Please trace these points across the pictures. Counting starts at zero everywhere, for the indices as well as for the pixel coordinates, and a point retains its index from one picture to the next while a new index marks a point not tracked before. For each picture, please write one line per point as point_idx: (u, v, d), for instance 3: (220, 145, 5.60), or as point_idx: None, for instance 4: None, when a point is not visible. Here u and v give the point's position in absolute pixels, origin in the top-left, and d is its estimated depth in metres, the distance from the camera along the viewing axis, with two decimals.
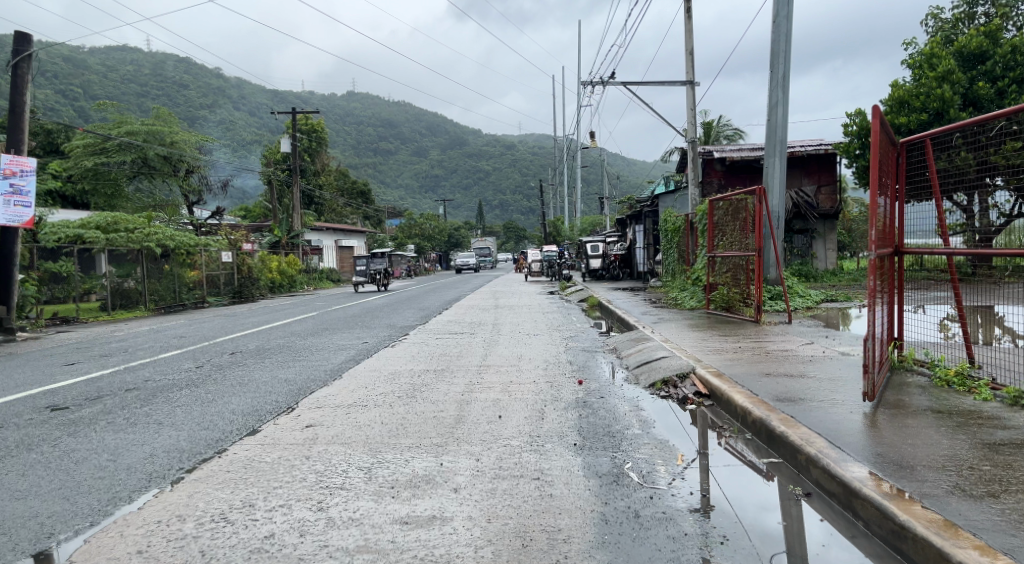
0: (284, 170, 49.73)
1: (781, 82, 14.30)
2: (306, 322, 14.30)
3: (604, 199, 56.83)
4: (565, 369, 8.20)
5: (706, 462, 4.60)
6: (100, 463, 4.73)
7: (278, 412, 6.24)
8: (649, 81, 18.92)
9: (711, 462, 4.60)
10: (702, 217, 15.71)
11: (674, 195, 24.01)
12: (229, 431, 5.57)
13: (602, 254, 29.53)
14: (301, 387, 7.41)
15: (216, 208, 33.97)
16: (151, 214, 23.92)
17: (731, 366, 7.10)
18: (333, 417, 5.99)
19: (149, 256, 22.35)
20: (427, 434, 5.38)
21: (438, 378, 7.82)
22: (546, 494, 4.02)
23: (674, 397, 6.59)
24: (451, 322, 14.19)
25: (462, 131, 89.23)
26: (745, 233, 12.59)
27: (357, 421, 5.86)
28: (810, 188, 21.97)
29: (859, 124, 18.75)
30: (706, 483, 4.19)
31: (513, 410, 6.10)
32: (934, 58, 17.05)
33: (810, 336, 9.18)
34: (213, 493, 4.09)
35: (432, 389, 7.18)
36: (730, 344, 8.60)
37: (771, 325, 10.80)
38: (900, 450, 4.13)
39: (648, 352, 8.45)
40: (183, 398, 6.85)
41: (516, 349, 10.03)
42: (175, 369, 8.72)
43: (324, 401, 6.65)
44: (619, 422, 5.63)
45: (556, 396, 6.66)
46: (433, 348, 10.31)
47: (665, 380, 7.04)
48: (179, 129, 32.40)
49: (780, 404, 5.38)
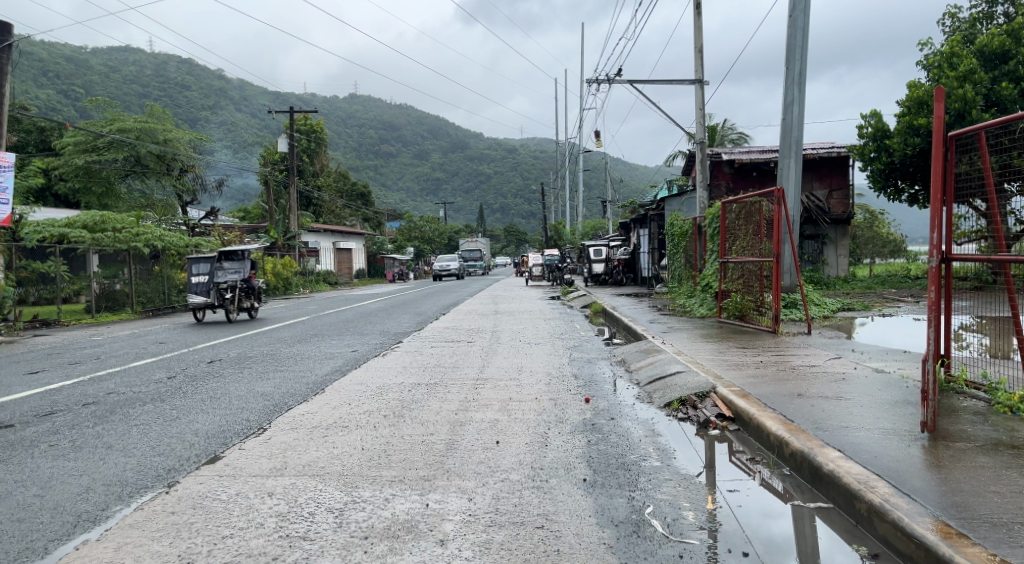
0: (282, 170, 48.96)
1: (798, 79, 13.63)
2: (295, 327, 13.56)
3: (606, 203, 56.09)
4: (569, 384, 7.47)
5: (713, 474, 4.43)
6: (22, 501, 3.99)
7: (246, 434, 5.50)
8: (657, 80, 18.27)
9: (718, 476, 4.38)
10: (711, 220, 14.97)
11: (681, 199, 23.24)
12: (187, 458, 4.84)
13: (605, 259, 28.76)
14: (277, 404, 6.66)
15: (211, 208, 33.25)
16: (140, 213, 23.14)
17: (756, 385, 6.31)
18: (309, 442, 5.26)
19: (137, 257, 21.57)
20: (416, 465, 4.66)
21: (431, 393, 7.09)
22: (553, 549, 3.31)
23: (694, 419, 5.83)
24: (448, 329, 13.44)
25: (463, 135, 88.68)
26: (761, 238, 11.86)
27: (336, 446, 5.13)
28: (821, 192, 21.41)
29: (874, 125, 17.98)
30: (743, 534, 3.48)
31: (513, 436, 5.37)
32: (953, 58, 16.42)
33: (836, 350, 8.46)
34: (146, 544, 3.37)
35: (423, 407, 6.45)
36: (750, 358, 7.89)
37: (789, 337, 10.06)
38: (985, 495, 3.39)
39: (660, 367, 7.72)
40: (143, 416, 6.12)
41: (517, 360, 9.30)
42: (145, 381, 7.97)
43: (302, 422, 5.92)
44: (635, 451, 4.88)
45: (561, 417, 5.94)
46: (427, 358, 9.55)
47: (682, 399, 6.31)
48: (173, 127, 31.75)
49: (824, 432, 4.63)
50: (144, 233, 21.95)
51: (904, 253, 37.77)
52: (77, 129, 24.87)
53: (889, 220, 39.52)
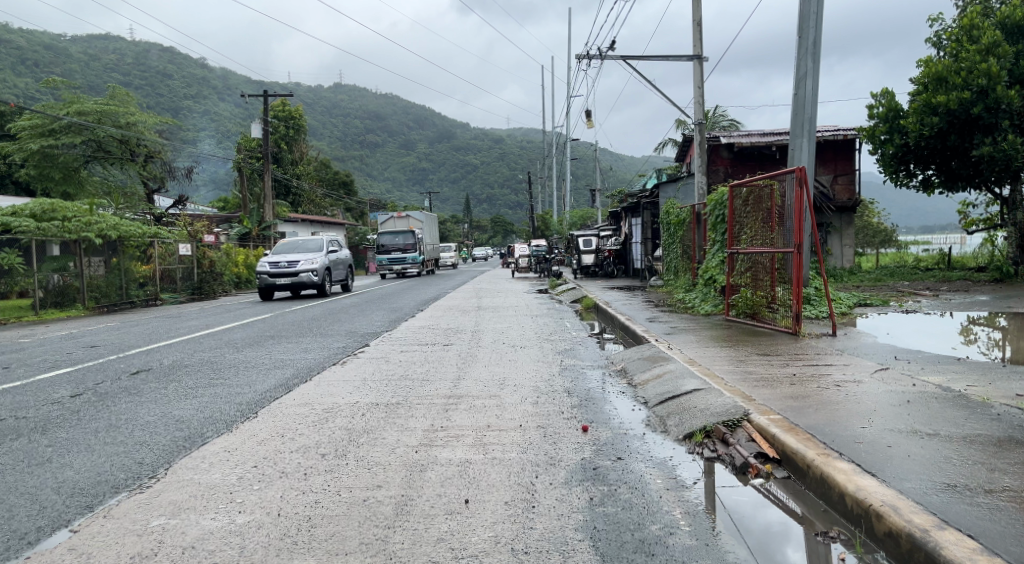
0: (257, 157, 47.27)
1: (811, 50, 12.25)
2: (251, 329, 12.05)
3: (594, 193, 54.53)
4: (562, 406, 6.07)
5: (770, 551, 3.16)
6: None
7: (125, 491, 3.99)
8: (652, 55, 16.88)
9: (763, 538, 3.30)
10: (714, 207, 13.61)
11: (676, 185, 21.73)
12: (12, 539, 3.34)
13: (595, 250, 27.36)
14: (190, 439, 5.14)
15: (179, 196, 31.43)
16: (94, 201, 21.36)
17: (806, 414, 4.85)
18: (205, 504, 3.79)
19: (89, 249, 19.83)
20: (343, 554, 3.19)
21: (390, 421, 5.65)
22: None
23: (727, 460, 4.48)
24: (422, 329, 11.95)
25: (451, 125, 87.09)
26: (776, 226, 10.49)
27: (243, 513, 3.67)
28: (825, 178, 20.27)
29: (887, 105, 16.65)
30: None
31: (493, 492, 3.96)
32: (973, 30, 15.20)
33: (879, 360, 7.09)
34: None
35: (372, 441, 5.02)
36: (781, 371, 6.48)
37: (811, 340, 8.70)
38: None
39: (672, 383, 6.29)
40: (2, 460, 4.62)
41: (498, 371, 7.85)
42: (39, 401, 6.42)
43: (213, 466, 4.46)
44: (660, 520, 3.52)
45: (555, 460, 4.55)
46: (393, 367, 8.11)
47: (707, 431, 4.96)
48: (137, 110, 29.93)
49: (926, 494, 3.27)
50: (97, 222, 20.20)
51: (900, 246, 36.75)
52: (29, 109, 23.18)
53: (884, 210, 38.41)
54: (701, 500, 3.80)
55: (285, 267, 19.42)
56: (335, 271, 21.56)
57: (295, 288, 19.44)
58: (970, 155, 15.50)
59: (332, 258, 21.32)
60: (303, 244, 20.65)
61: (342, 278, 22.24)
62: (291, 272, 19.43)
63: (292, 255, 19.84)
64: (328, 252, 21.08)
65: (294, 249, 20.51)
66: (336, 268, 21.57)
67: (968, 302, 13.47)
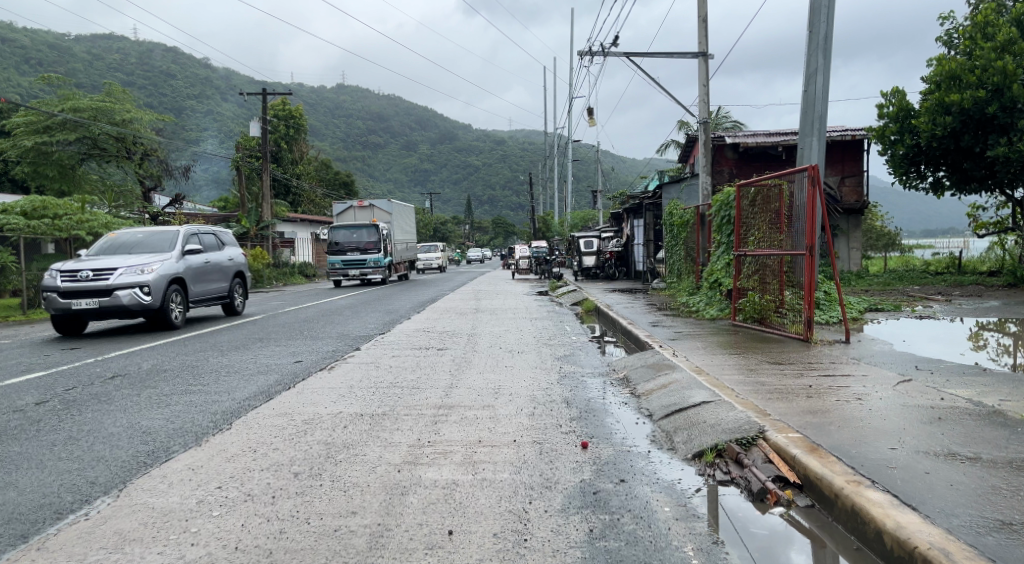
0: (257, 157, 46.90)
1: (822, 45, 11.80)
2: (240, 331, 11.62)
3: (597, 194, 53.97)
4: (560, 419, 5.63)
5: None
6: None
7: (66, 520, 3.54)
8: (656, 51, 16.44)
9: None
10: (720, 208, 13.16)
11: (680, 186, 21.24)
12: None
13: (596, 251, 26.95)
14: (150, 455, 4.68)
15: (175, 194, 31.01)
16: (86, 198, 20.91)
17: (828, 432, 4.40)
18: (154, 534, 3.35)
19: (79, 247, 19.39)
20: None
21: (374, 434, 5.20)
22: None
23: (742, 483, 4.05)
24: (417, 333, 11.50)
25: (453, 126, 86.73)
26: (786, 227, 10.08)
27: (194, 548, 3.22)
28: (833, 179, 19.85)
29: (898, 104, 16.20)
30: None
31: (481, 523, 3.51)
32: (988, 27, 14.80)
33: (900, 370, 6.66)
34: None
35: (353, 458, 4.58)
36: (797, 382, 6.02)
37: (824, 347, 8.28)
38: None
39: (679, 395, 5.84)
40: None
41: (492, 379, 7.38)
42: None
43: (173, 487, 4.02)
44: (670, 556, 3.09)
45: (551, 484, 4.10)
46: (382, 373, 7.68)
47: (718, 450, 4.52)
48: (134, 107, 29.55)
49: (975, 534, 2.84)
50: (88, 221, 19.61)
51: (904, 250, 36.26)
52: (24, 106, 22.79)
53: (888, 214, 37.91)
54: (714, 531, 3.38)
55: (87, 282, 10.87)
56: (193, 283, 12.69)
57: (107, 316, 10.88)
58: (983, 155, 15.07)
59: (192, 265, 12.60)
60: (148, 241, 12.32)
61: (221, 294, 13.66)
62: (97, 290, 10.85)
63: (106, 259, 11.30)
64: (187, 253, 12.48)
65: (127, 250, 12.08)
66: (213, 279, 13.36)
67: (981, 308, 13.03)
